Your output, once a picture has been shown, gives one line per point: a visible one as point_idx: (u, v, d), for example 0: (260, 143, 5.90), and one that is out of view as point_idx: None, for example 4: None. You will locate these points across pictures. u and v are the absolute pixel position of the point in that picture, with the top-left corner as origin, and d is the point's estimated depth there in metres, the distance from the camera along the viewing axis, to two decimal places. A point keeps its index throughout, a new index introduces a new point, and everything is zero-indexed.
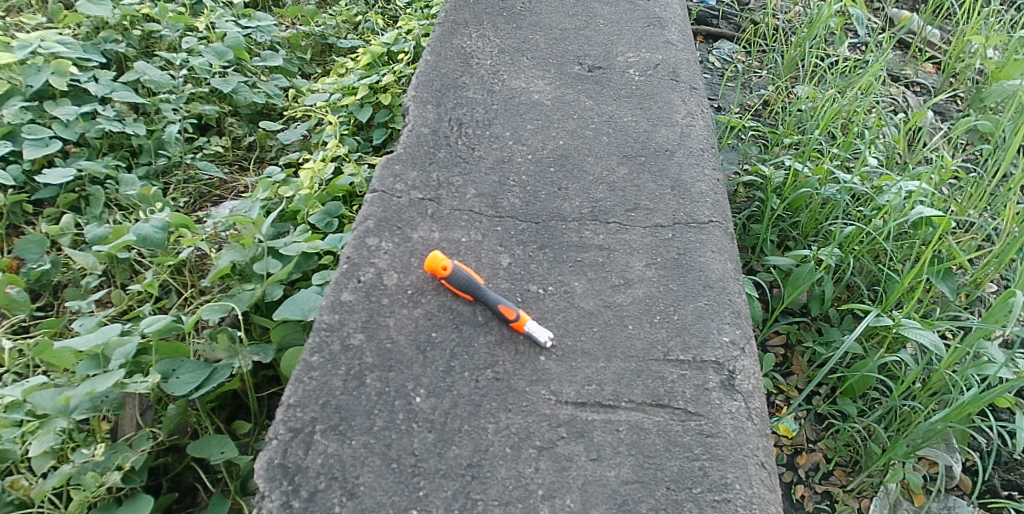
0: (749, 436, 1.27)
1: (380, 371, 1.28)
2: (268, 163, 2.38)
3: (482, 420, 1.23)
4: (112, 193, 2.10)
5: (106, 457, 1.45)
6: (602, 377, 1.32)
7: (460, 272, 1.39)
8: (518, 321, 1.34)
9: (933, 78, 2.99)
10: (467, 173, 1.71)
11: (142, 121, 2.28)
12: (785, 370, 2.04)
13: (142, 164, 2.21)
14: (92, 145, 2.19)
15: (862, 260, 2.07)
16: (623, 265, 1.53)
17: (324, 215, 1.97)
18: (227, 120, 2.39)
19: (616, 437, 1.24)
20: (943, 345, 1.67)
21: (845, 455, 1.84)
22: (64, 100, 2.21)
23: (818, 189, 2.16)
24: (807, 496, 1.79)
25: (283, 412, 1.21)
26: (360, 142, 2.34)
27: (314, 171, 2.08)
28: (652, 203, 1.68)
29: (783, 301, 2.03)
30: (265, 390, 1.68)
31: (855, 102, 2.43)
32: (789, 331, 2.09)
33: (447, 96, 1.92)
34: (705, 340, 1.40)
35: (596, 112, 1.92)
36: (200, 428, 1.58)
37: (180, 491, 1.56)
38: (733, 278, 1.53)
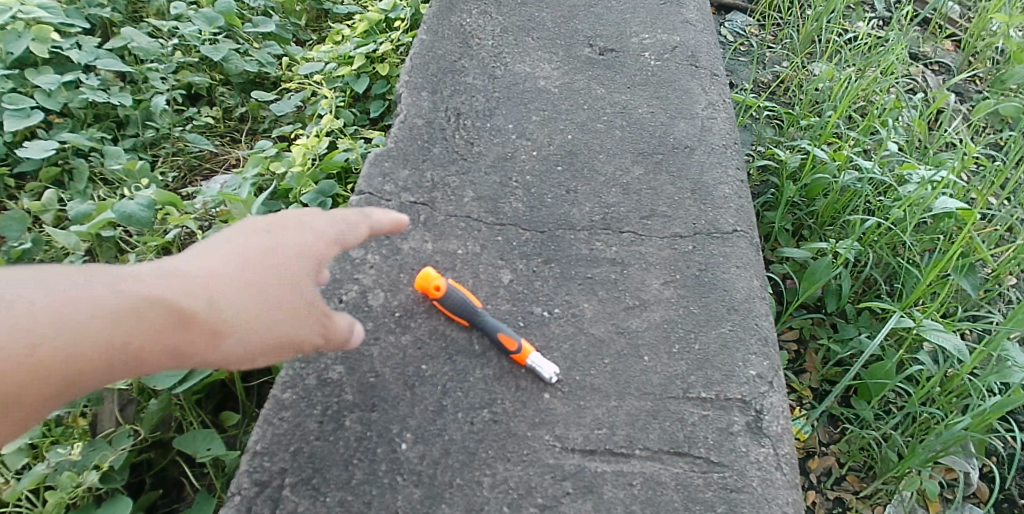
0: (778, 490, 1.12)
1: (362, 411, 1.12)
2: (260, 136, 2.16)
3: (477, 472, 1.08)
4: (97, 167, 1.91)
5: (85, 456, 1.27)
6: (613, 419, 1.16)
7: (453, 294, 1.22)
8: (518, 354, 1.18)
9: (952, 56, 2.72)
10: (465, 171, 1.53)
11: (129, 90, 2.07)
12: (797, 367, 1.85)
13: (128, 136, 2.02)
14: (76, 116, 1.99)
15: (883, 254, 1.88)
16: (638, 283, 1.36)
17: (317, 195, 1.79)
18: (218, 90, 2.19)
19: (628, 492, 1.09)
20: (966, 349, 1.51)
21: (859, 459, 1.66)
22: (46, 68, 2.00)
23: (836, 177, 1.96)
24: (818, 503, 1.63)
25: (249, 461, 1.06)
26: (356, 115, 2.12)
27: (307, 146, 1.89)
28: (670, 209, 1.51)
29: (798, 298, 1.82)
30: (254, 379, 1.45)
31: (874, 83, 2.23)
32: (803, 326, 1.89)
33: (444, 81, 1.73)
34: (730, 375, 1.24)
35: (609, 102, 1.73)
36: (185, 423, 1.37)
37: (166, 487, 1.34)
38: (760, 298, 1.36)
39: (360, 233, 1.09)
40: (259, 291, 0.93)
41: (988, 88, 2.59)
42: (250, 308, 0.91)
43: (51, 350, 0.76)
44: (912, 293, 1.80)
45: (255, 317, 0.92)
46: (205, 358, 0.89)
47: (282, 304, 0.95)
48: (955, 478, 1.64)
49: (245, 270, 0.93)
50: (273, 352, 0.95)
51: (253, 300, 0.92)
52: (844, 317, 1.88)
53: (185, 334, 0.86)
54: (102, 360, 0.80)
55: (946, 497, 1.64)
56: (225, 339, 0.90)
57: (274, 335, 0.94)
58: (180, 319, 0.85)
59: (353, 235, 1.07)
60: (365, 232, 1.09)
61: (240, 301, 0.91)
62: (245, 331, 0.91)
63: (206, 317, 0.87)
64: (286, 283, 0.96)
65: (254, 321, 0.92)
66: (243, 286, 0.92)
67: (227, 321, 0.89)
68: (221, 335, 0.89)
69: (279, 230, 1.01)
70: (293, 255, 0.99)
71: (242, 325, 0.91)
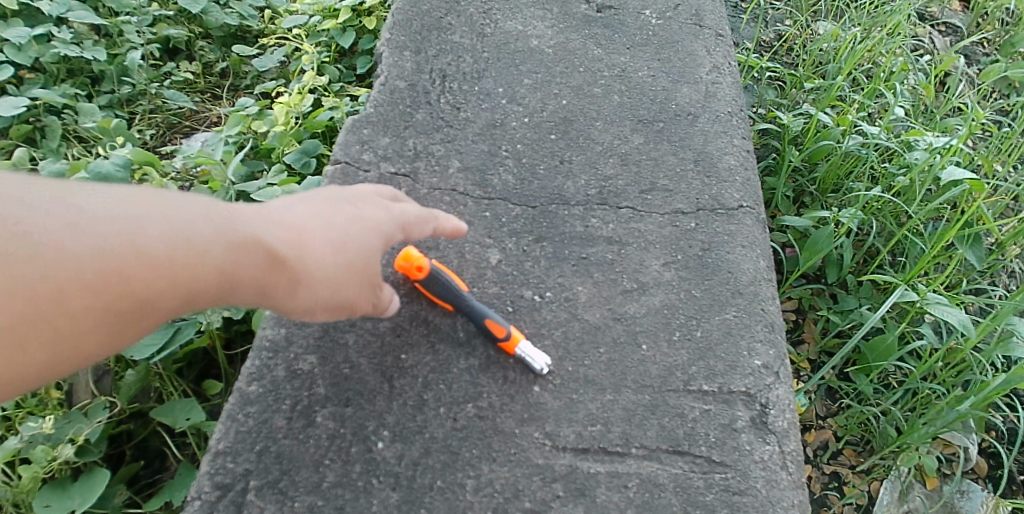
0: (783, 492, 1.04)
1: (335, 406, 1.03)
2: (242, 93, 1.98)
3: (460, 474, 0.99)
4: (71, 125, 1.75)
5: (59, 430, 1.16)
6: (608, 415, 1.07)
7: (435, 277, 1.10)
8: (508, 342, 1.08)
9: (961, 16, 2.56)
10: (450, 139, 1.41)
11: (103, 44, 1.90)
12: (795, 338, 1.76)
13: (103, 93, 1.85)
14: (47, 70, 1.83)
15: (887, 223, 1.77)
16: (637, 264, 1.26)
17: (300, 155, 1.64)
18: (198, 44, 2.01)
19: (623, 496, 1.01)
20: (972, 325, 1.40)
21: (857, 433, 1.56)
22: (14, 20, 1.86)
23: (840, 142, 1.84)
24: (814, 477, 1.53)
25: (211, 461, 0.97)
26: (341, 70, 1.94)
27: (289, 105, 1.74)
28: (672, 182, 1.40)
29: (798, 267, 1.72)
30: (238, 346, 1.34)
31: (880, 44, 2.09)
32: (802, 296, 1.78)
33: (428, 40, 1.60)
34: (734, 365, 1.15)
35: (607, 64, 1.61)
36: (165, 393, 1.27)
37: (147, 458, 1.24)
38: (766, 281, 1.27)
39: (425, 230, 1.06)
40: (341, 247, 0.90)
41: (997, 51, 2.46)
42: (333, 260, 0.88)
43: (165, 267, 0.74)
44: (915, 265, 1.70)
45: (336, 272, 0.88)
46: (281, 304, 0.87)
47: (364, 267, 0.92)
48: (955, 452, 1.53)
49: (329, 225, 0.90)
50: (335, 313, 0.93)
51: (336, 252, 0.89)
52: (845, 287, 1.77)
53: (275, 275, 0.83)
54: (201, 287, 0.77)
55: (944, 472, 1.54)
56: (307, 290, 0.87)
57: (343, 295, 0.91)
58: (272, 259, 0.83)
59: (421, 230, 1.05)
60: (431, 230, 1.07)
61: (325, 251, 0.88)
62: (325, 282, 0.88)
63: (295, 260, 0.85)
64: (366, 246, 0.93)
65: (341, 277, 0.89)
66: (328, 237, 0.89)
67: (313, 269, 0.86)
68: (304, 280, 0.86)
69: (355, 202, 0.98)
70: (372, 223, 0.96)
71: (324, 276, 0.87)
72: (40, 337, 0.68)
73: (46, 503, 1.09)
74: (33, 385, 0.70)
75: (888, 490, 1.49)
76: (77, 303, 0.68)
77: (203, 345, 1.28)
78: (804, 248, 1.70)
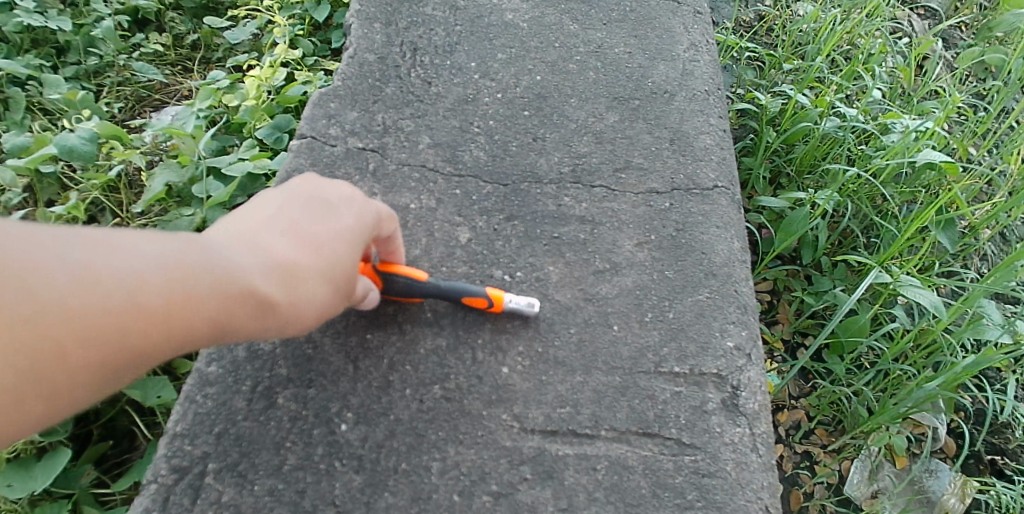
0: (753, 474, 1.03)
1: (297, 387, 1.00)
2: (214, 66, 1.90)
3: (425, 457, 0.97)
4: (35, 97, 1.69)
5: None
6: (578, 397, 1.06)
7: (395, 281, 1.04)
8: (495, 306, 1.08)
9: None
10: (420, 114, 1.38)
11: (69, 14, 1.84)
12: (769, 319, 1.76)
13: (69, 64, 1.79)
14: (11, 41, 1.77)
15: (863, 205, 1.76)
16: (610, 243, 1.24)
17: (272, 130, 1.60)
18: (168, 15, 1.94)
19: (592, 478, 0.99)
20: (944, 307, 1.40)
21: (829, 414, 1.56)
22: None
23: (818, 123, 1.82)
24: (786, 457, 1.53)
25: (168, 444, 0.95)
26: (316, 44, 1.88)
27: (261, 79, 1.68)
28: (646, 160, 1.38)
29: (773, 249, 1.71)
30: None
31: (862, 26, 2.07)
32: (777, 277, 1.78)
33: (399, 12, 1.55)
34: (705, 347, 1.14)
35: (583, 39, 1.58)
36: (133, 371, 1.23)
37: (115, 437, 1.20)
38: (741, 262, 1.25)
39: (393, 230, 1.00)
40: (329, 272, 0.86)
41: (973, 35, 2.45)
42: (323, 291, 0.85)
43: (160, 318, 0.72)
44: (889, 247, 1.70)
45: (326, 304, 0.86)
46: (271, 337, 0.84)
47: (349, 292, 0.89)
48: (924, 432, 1.54)
49: (318, 247, 0.86)
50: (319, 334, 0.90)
51: (325, 285, 0.85)
52: (819, 268, 1.77)
53: (269, 317, 0.81)
54: (195, 334, 0.75)
55: (913, 451, 1.54)
56: (297, 326, 0.84)
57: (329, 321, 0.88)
58: (267, 303, 0.80)
59: (387, 230, 0.99)
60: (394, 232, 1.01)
61: (317, 283, 0.85)
62: (314, 316, 0.85)
63: (289, 299, 0.82)
64: (350, 263, 0.89)
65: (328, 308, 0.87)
66: (319, 266, 0.85)
67: (305, 307, 0.83)
68: (296, 316, 0.83)
69: (337, 204, 0.93)
70: (355, 233, 0.91)
71: (314, 307, 0.85)
72: (34, 393, 0.66)
73: (9, 484, 1.05)
74: (26, 432, 0.69)
75: (858, 470, 1.50)
76: (75, 357, 0.67)
77: None
78: (780, 230, 1.69)
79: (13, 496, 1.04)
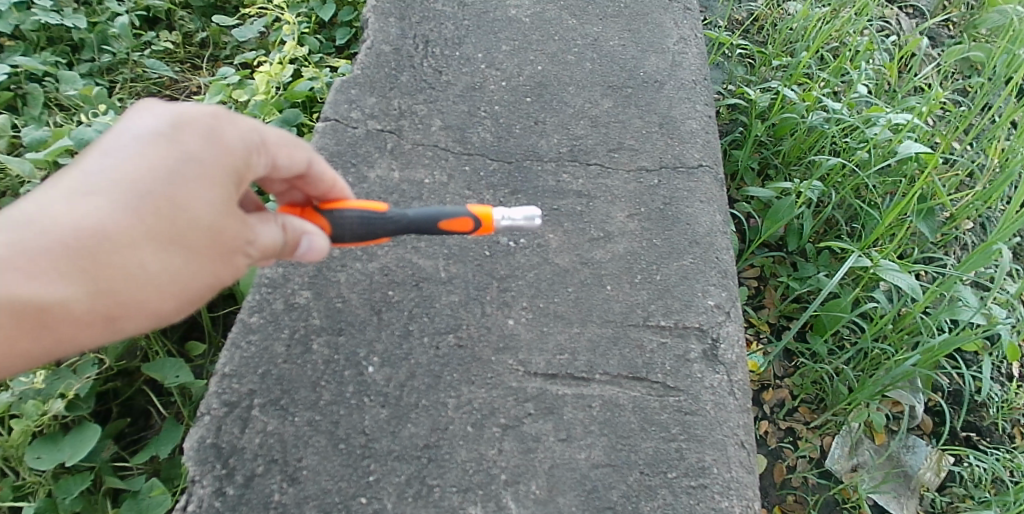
0: (730, 414, 1.17)
1: (329, 335, 1.14)
2: (222, 63, 2.01)
3: (442, 394, 1.11)
4: (52, 92, 1.79)
5: (49, 386, 1.23)
6: (575, 345, 1.20)
7: (347, 218, 0.94)
8: (486, 225, 0.98)
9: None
10: (433, 100, 1.52)
11: (83, 12, 1.95)
12: (756, 303, 1.88)
13: (84, 62, 1.91)
14: (28, 38, 1.89)
15: (846, 195, 1.89)
16: (603, 215, 1.38)
17: (280, 124, 1.71)
18: (178, 13, 2.06)
19: (588, 414, 1.13)
20: (920, 290, 1.52)
21: (811, 392, 1.69)
22: None
23: (804, 117, 1.95)
24: (770, 432, 1.66)
25: (218, 382, 1.08)
26: (320, 42, 1.98)
27: (269, 75, 1.79)
28: (637, 142, 1.52)
29: (760, 236, 1.84)
30: (220, 308, 1.42)
31: (848, 24, 2.19)
32: (764, 264, 1.91)
33: (412, 7, 1.69)
34: (689, 304, 1.28)
35: (580, 33, 1.71)
36: (151, 351, 1.34)
37: (133, 416, 1.32)
38: (722, 232, 1.40)
39: (297, 155, 0.88)
40: (161, 237, 0.74)
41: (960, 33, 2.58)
42: (165, 269, 0.76)
43: None
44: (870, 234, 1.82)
45: (152, 283, 0.75)
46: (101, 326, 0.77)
47: (195, 257, 0.77)
48: (901, 410, 1.67)
49: (141, 211, 0.73)
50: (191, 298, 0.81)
51: (141, 264, 0.74)
52: (804, 255, 1.90)
53: (64, 319, 0.73)
54: None
55: (892, 429, 1.68)
56: (121, 313, 0.75)
57: (175, 294, 0.78)
58: (49, 307, 0.71)
59: (289, 158, 0.87)
60: (309, 159, 0.90)
61: (148, 265, 0.75)
62: (138, 298, 0.75)
63: (91, 291, 0.73)
64: (194, 220, 0.76)
65: (160, 282, 0.76)
66: (143, 243, 0.74)
67: (114, 295, 0.74)
68: (134, 309, 0.76)
69: (182, 141, 0.77)
70: (207, 176, 0.77)
71: (132, 291, 0.75)
72: None
73: (37, 456, 1.15)
74: None
75: (839, 446, 1.62)
76: None
77: None
78: (766, 217, 1.82)
79: (41, 467, 1.14)
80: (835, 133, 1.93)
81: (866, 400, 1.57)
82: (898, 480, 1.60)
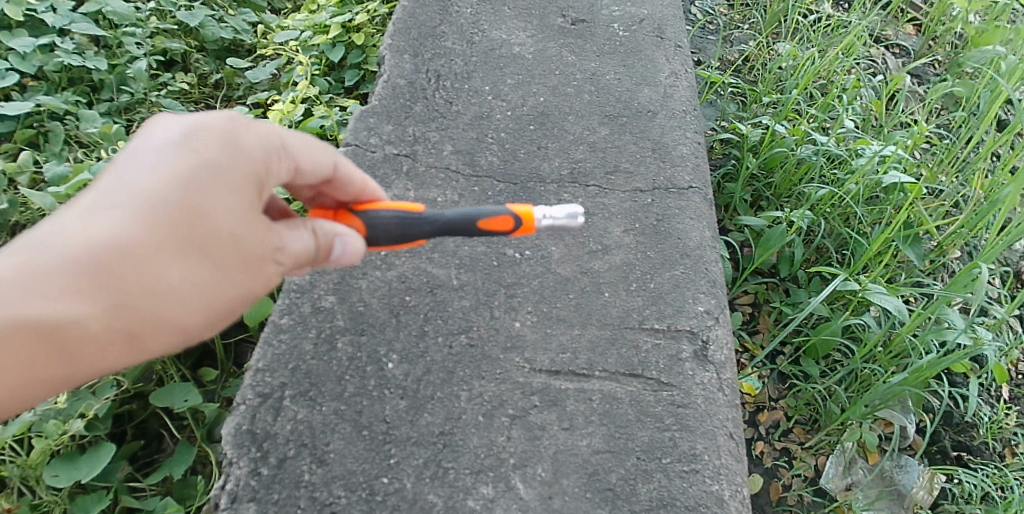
0: (719, 407, 1.28)
1: (353, 335, 1.25)
2: (236, 103, 2.09)
3: (455, 387, 1.22)
4: (72, 130, 1.84)
5: (70, 405, 1.32)
6: (577, 345, 1.31)
7: (384, 218, 1.03)
8: (527, 225, 1.04)
9: (915, 40, 2.84)
10: (444, 127, 1.66)
11: (104, 55, 2.00)
12: (751, 328, 1.97)
13: (103, 101, 1.95)
14: (50, 79, 1.93)
15: (834, 224, 2.01)
16: (601, 230, 1.50)
17: None
18: (193, 56, 2.11)
19: (588, 406, 1.23)
20: (905, 311, 1.60)
21: (805, 413, 1.76)
22: (21, 30, 1.97)
23: (794, 150, 2.07)
24: (767, 452, 1.73)
25: (252, 376, 1.19)
26: (330, 83, 2.09)
27: (283, 113, 1.90)
28: (632, 165, 1.65)
29: (753, 262, 1.94)
30: (232, 337, 1.52)
31: (835, 63, 2.33)
32: (757, 291, 2.01)
33: (424, 45, 1.84)
34: (680, 310, 1.39)
35: (579, 68, 1.86)
36: (166, 376, 1.44)
37: (146, 439, 1.41)
38: (711, 246, 1.52)
39: (319, 158, 0.98)
40: (180, 247, 0.81)
41: (944, 70, 2.71)
42: (182, 280, 0.82)
43: None
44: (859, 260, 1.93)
45: (176, 294, 0.82)
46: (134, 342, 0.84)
47: (217, 265, 0.84)
48: (892, 431, 1.76)
49: (158, 222, 0.80)
50: (222, 309, 0.87)
51: (161, 276, 0.81)
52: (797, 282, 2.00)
53: (96, 335, 0.80)
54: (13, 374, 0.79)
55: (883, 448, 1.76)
56: (149, 325, 0.83)
57: (200, 303, 0.84)
58: (77, 324, 0.79)
59: (314, 163, 0.98)
60: (334, 159, 1.01)
61: (165, 277, 0.81)
62: (163, 310, 0.82)
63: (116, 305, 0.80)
64: (211, 229, 0.82)
65: (184, 293, 0.83)
66: (163, 253, 0.81)
67: (139, 308, 0.81)
68: (162, 321, 0.83)
69: (195, 153, 0.84)
70: (221, 184, 0.84)
71: (156, 303, 0.82)
72: None
73: (55, 474, 1.25)
74: None
75: (833, 465, 1.69)
76: None
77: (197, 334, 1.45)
78: (759, 245, 1.93)
79: (59, 484, 1.23)
80: (823, 164, 2.05)
81: (857, 419, 1.65)
82: (892, 498, 1.67)
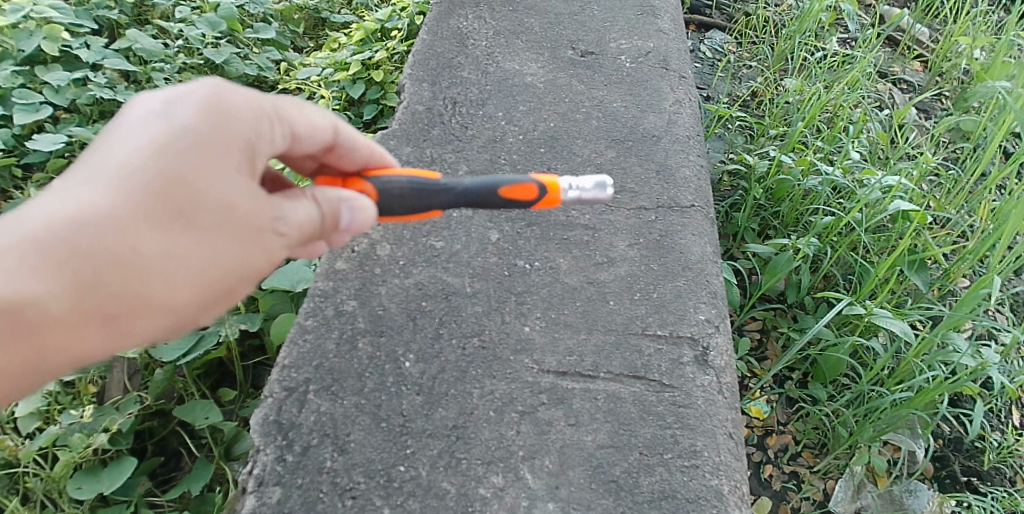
0: (719, 408, 1.34)
1: (373, 336, 1.34)
2: None
3: (468, 385, 1.30)
4: None
5: (94, 420, 1.42)
6: (583, 348, 1.39)
7: (403, 186, 1.10)
8: (551, 195, 1.13)
9: (920, 75, 2.93)
10: (460, 150, 1.77)
11: (134, 89, 2.11)
12: (760, 354, 2.01)
13: None
14: (82, 112, 2.04)
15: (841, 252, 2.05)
16: (607, 244, 1.59)
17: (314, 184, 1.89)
18: None
19: (593, 404, 1.30)
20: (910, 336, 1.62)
21: (813, 437, 1.80)
22: (56, 65, 2.09)
23: (800, 180, 2.13)
24: (775, 475, 1.76)
25: (279, 372, 1.28)
26: (349, 118, 2.21)
27: None
28: (637, 186, 1.74)
29: (760, 288, 1.99)
30: (251, 359, 1.60)
31: (842, 96, 2.39)
32: (766, 317, 2.06)
33: (442, 75, 1.96)
34: (682, 317, 1.47)
35: (588, 97, 1.97)
36: (186, 394, 1.52)
37: (165, 456, 1.48)
38: (712, 261, 1.59)
39: (319, 123, 1.06)
40: (162, 219, 0.83)
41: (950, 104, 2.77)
42: (163, 251, 0.84)
43: None
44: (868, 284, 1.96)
45: (159, 266, 0.84)
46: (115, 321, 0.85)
47: (202, 236, 0.86)
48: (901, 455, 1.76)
49: (138, 193, 0.82)
50: (210, 282, 0.89)
51: (142, 248, 0.82)
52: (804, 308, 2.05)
53: (71, 313, 0.80)
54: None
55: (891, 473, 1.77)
56: (131, 301, 0.84)
57: (185, 276, 0.86)
58: (53, 301, 0.79)
59: (315, 130, 1.05)
60: (334, 123, 1.09)
61: (153, 249, 0.83)
62: (146, 285, 0.84)
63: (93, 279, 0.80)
64: (194, 198, 0.84)
65: (168, 266, 0.84)
66: (144, 224, 0.82)
67: (119, 282, 0.82)
68: (146, 296, 0.84)
69: (175, 121, 0.86)
70: (203, 151, 0.86)
71: (137, 276, 0.83)
72: None
73: (78, 486, 1.32)
74: None
75: (841, 491, 1.72)
76: None
77: (219, 355, 1.53)
78: (766, 271, 1.96)
79: (81, 496, 1.30)
80: (828, 193, 2.11)
81: (866, 443, 1.68)
82: None
